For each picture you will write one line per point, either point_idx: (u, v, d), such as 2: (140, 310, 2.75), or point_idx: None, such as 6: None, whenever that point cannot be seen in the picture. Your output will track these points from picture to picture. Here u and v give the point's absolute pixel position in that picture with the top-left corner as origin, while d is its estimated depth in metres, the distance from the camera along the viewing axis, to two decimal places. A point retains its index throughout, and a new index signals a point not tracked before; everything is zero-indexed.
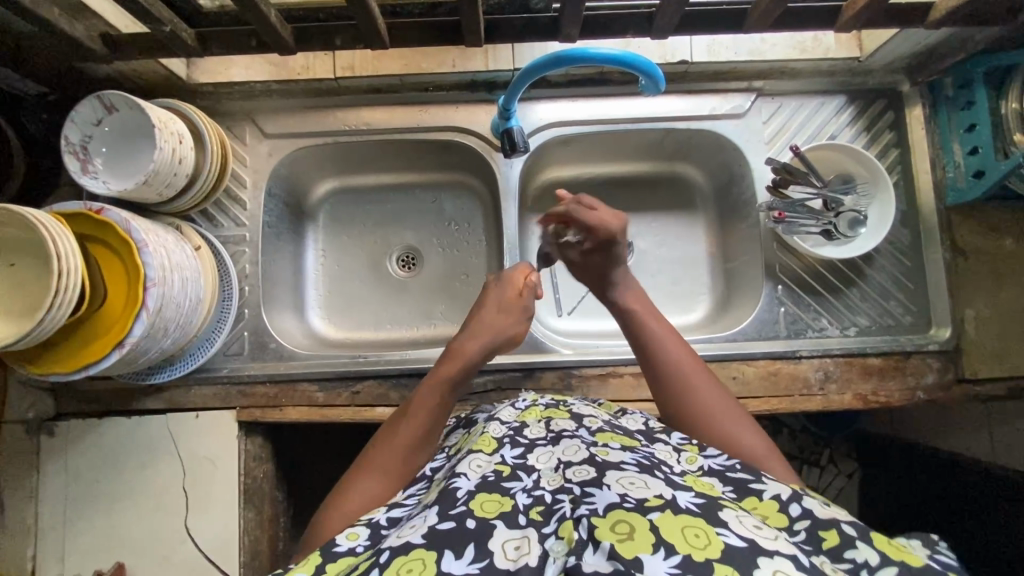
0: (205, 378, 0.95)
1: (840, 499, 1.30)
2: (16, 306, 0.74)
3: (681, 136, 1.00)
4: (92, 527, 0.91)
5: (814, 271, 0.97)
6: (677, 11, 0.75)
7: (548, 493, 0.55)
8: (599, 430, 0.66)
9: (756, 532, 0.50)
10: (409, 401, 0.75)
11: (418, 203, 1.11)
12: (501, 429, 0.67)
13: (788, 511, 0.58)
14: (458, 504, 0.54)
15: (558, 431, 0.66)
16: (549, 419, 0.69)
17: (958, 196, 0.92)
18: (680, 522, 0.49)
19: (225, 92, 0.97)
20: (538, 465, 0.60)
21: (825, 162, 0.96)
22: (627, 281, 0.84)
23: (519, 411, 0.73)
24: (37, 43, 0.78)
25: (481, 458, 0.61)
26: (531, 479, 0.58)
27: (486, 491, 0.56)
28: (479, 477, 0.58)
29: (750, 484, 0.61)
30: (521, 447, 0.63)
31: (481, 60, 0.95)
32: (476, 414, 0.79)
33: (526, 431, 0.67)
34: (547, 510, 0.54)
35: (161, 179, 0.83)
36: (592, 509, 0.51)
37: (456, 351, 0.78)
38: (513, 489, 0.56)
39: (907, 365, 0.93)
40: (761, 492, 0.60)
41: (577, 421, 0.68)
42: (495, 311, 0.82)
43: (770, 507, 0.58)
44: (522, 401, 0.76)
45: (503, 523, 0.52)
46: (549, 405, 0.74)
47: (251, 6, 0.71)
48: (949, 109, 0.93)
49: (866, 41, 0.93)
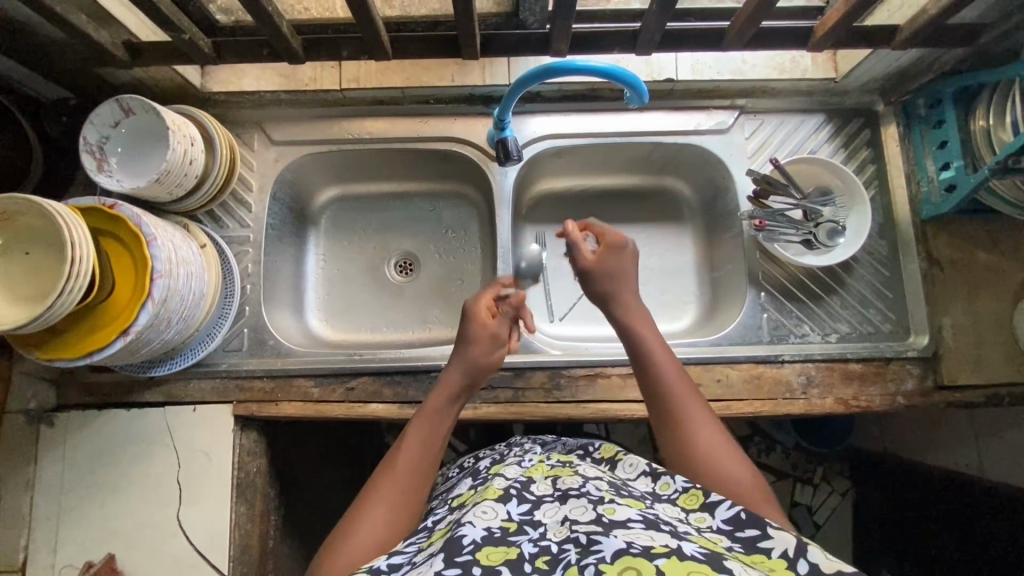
0: (205, 372, 0.98)
1: (834, 519, 1.32)
2: (28, 293, 0.77)
3: (668, 150, 1.06)
4: (86, 518, 0.92)
5: (796, 279, 1.00)
6: (658, 28, 0.80)
7: (554, 543, 0.56)
8: (606, 487, 0.66)
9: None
10: (401, 439, 0.76)
11: (417, 211, 1.15)
12: (507, 482, 0.69)
13: (796, 568, 0.54)
14: (463, 552, 0.55)
15: (565, 489, 0.65)
16: (557, 476, 0.70)
17: (933, 210, 0.96)
18: (684, 567, 0.49)
19: (236, 101, 1.02)
20: (544, 520, 0.61)
21: (802, 175, 1.00)
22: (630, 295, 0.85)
23: (526, 467, 0.74)
24: (63, 48, 0.83)
25: (491, 508, 0.63)
26: (538, 531, 0.59)
27: (492, 543, 0.57)
28: (486, 529, 0.59)
29: (758, 541, 0.57)
30: (528, 503, 0.64)
31: (479, 76, 1.01)
32: (482, 461, 0.83)
33: (533, 487, 0.68)
34: (553, 559, 0.54)
35: (172, 178, 0.88)
36: (599, 557, 0.51)
37: (446, 381, 0.81)
38: (518, 541, 0.57)
39: (887, 371, 0.96)
40: (769, 550, 0.56)
41: (584, 478, 0.68)
42: (472, 340, 0.82)
43: (778, 564, 0.55)
44: (529, 459, 0.77)
45: (508, 569, 0.53)
46: (556, 464, 0.74)
47: (264, 16, 0.76)
48: (921, 128, 0.98)
49: (841, 63, 0.98)
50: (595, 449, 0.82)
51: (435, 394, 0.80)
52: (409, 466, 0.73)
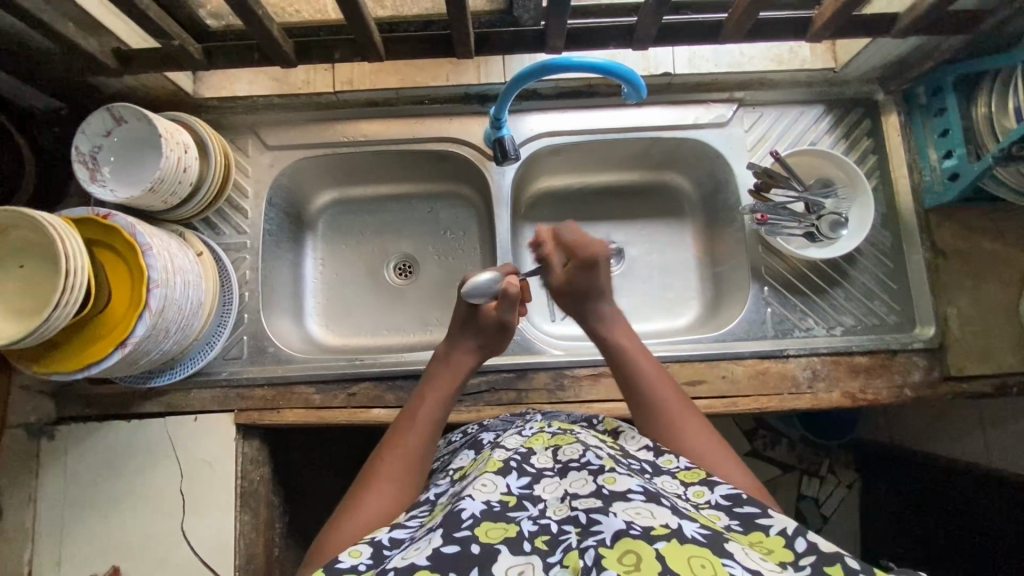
0: (205, 381, 0.97)
1: (841, 510, 1.29)
2: (23, 307, 0.76)
3: (666, 145, 1.04)
4: (89, 531, 0.92)
5: (799, 272, 0.99)
6: (654, 22, 0.79)
7: (554, 522, 0.56)
8: (606, 456, 0.65)
9: (762, 566, 0.50)
10: (408, 418, 0.77)
11: (415, 212, 1.14)
12: (508, 454, 0.67)
13: (794, 546, 0.54)
14: (462, 527, 0.55)
15: (566, 461, 0.64)
16: (557, 447, 0.68)
17: (936, 198, 0.95)
18: (685, 552, 0.49)
19: (229, 107, 1.01)
20: (545, 495, 0.60)
21: (804, 167, 0.99)
22: (609, 313, 0.85)
23: (526, 437, 0.72)
24: (52, 57, 0.82)
25: (490, 479, 0.61)
26: (537, 509, 0.58)
27: (492, 519, 0.56)
28: (485, 503, 0.58)
29: (758, 519, 0.58)
30: (528, 477, 0.63)
31: (473, 75, 1.01)
32: (483, 431, 0.82)
33: (533, 459, 0.66)
34: (553, 540, 0.54)
35: (166, 186, 0.86)
36: (599, 539, 0.51)
37: (451, 365, 0.83)
38: (518, 518, 0.57)
39: (893, 363, 0.95)
40: (768, 527, 0.57)
41: (584, 446, 0.66)
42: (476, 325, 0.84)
43: (776, 542, 0.55)
44: (529, 429, 0.75)
45: (507, 548, 0.53)
46: (557, 431, 0.72)
47: (254, 20, 0.75)
48: (923, 116, 0.97)
49: (840, 53, 0.98)
50: (599, 420, 0.81)
51: (434, 377, 0.82)
52: (420, 440, 0.75)
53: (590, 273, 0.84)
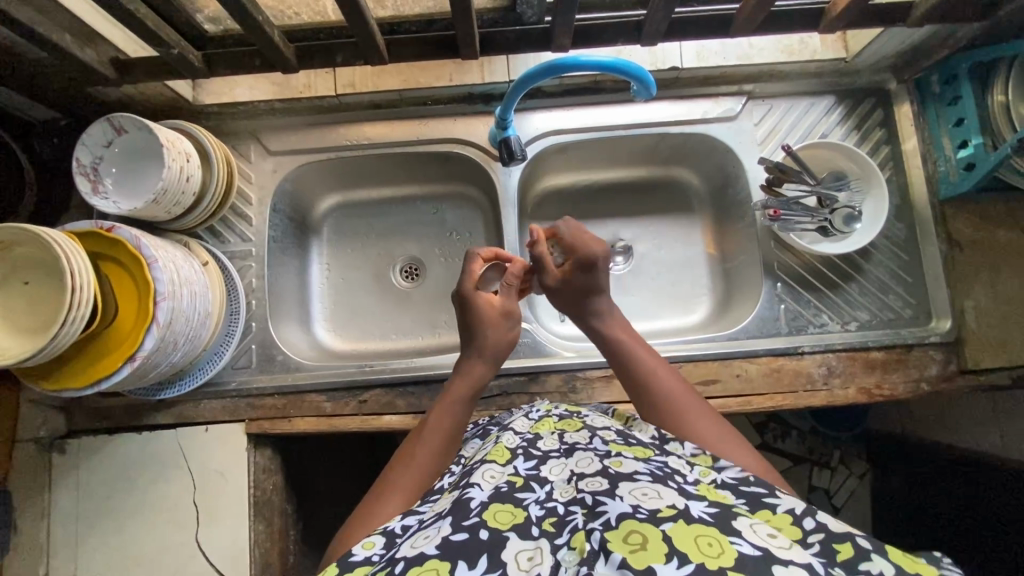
0: (215, 392, 0.96)
1: (852, 502, 1.28)
2: (30, 324, 0.75)
3: (675, 140, 1.03)
4: (103, 544, 0.91)
5: (812, 267, 0.98)
6: (664, 18, 0.77)
7: (561, 504, 0.54)
8: (613, 441, 0.64)
9: (770, 542, 0.48)
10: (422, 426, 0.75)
11: (420, 214, 1.13)
12: (516, 439, 0.67)
13: (802, 525, 0.53)
14: (471, 516, 0.53)
15: (571, 443, 0.64)
16: (563, 431, 0.67)
17: (950, 189, 0.93)
18: (692, 531, 0.47)
19: (229, 113, 1.00)
20: (551, 477, 0.58)
21: (818, 160, 0.98)
22: (612, 309, 0.83)
23: (533, 421, 0.72)
24: (48, 68, 0.80)
25: (495, 469, 0.60)
26: (544, 491, 0.56)
27: (499, 502, 0.55)
28: (492, 488, 0.57)
29: (765, 498, 0.57)
30: (534, 459, 0.62)
31: (477, 74, 0.98)
32: (493, 423, 0.80)
33: (539, 443, 0.65)
34: (560, 521, 0.52)
35: (170, 198, 0.85)
36: (605, 522, 0.49)
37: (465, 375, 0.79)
38: (525, 500, 0.55)
39: (909, 358, 0.94)
40: (775, 506, 0.55)
41: (590, 433, 0.66)
42: (483, 323, 0.81)
43: (783, 520, 0.54)
44: (536, 412, 0.76)
45: (515, 534, 0.51)
46: (563, 415, 0.72)
47: (255, 27, 0.73)
48: (936, 105, 0.94)
49: (851, 42, 0.95)
50: (611, 409, 0.79)
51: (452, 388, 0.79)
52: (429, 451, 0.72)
53: (590, 272, 0.82)
